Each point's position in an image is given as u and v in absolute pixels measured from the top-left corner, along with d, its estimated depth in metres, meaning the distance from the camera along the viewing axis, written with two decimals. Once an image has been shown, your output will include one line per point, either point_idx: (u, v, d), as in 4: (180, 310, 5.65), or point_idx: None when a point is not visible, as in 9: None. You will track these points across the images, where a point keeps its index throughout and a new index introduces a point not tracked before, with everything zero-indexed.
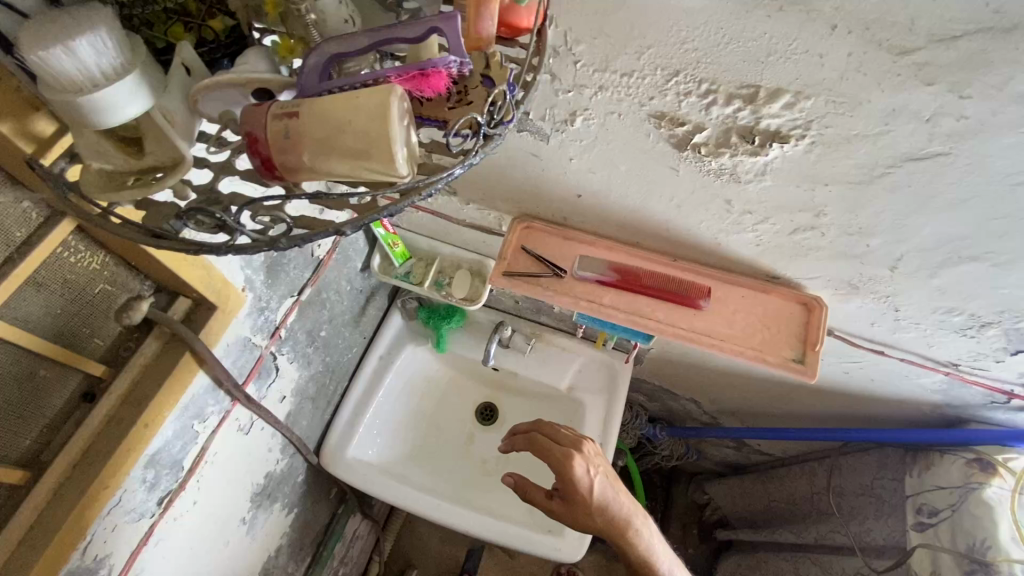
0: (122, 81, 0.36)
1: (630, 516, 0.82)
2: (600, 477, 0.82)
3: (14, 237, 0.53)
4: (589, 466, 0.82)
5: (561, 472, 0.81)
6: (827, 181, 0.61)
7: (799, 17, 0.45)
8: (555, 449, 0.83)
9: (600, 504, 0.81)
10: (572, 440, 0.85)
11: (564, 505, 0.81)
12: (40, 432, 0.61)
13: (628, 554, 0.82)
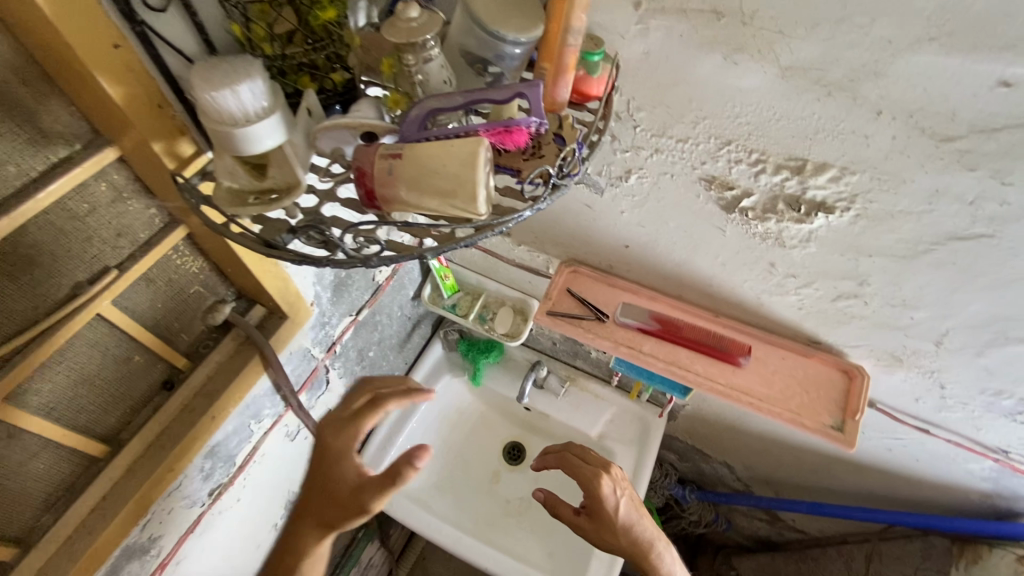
0: (269, 120, 0.44)
1: (654, 540, 0.81)
2: (627, 498, 0.82)
3: (139, 237, 0.62)
4: (617, 486, 0.82)
5: (590, 489, 0.81)
6: (871, 253, 0.63)
7: (846, 101, 0.50)
8: (585, 467, 0.84)
9: (626, 523, 0.80)
10: (601, 462, 0.86)
11: (592, 523, 0.80)
12: (123, 413, 0.68)
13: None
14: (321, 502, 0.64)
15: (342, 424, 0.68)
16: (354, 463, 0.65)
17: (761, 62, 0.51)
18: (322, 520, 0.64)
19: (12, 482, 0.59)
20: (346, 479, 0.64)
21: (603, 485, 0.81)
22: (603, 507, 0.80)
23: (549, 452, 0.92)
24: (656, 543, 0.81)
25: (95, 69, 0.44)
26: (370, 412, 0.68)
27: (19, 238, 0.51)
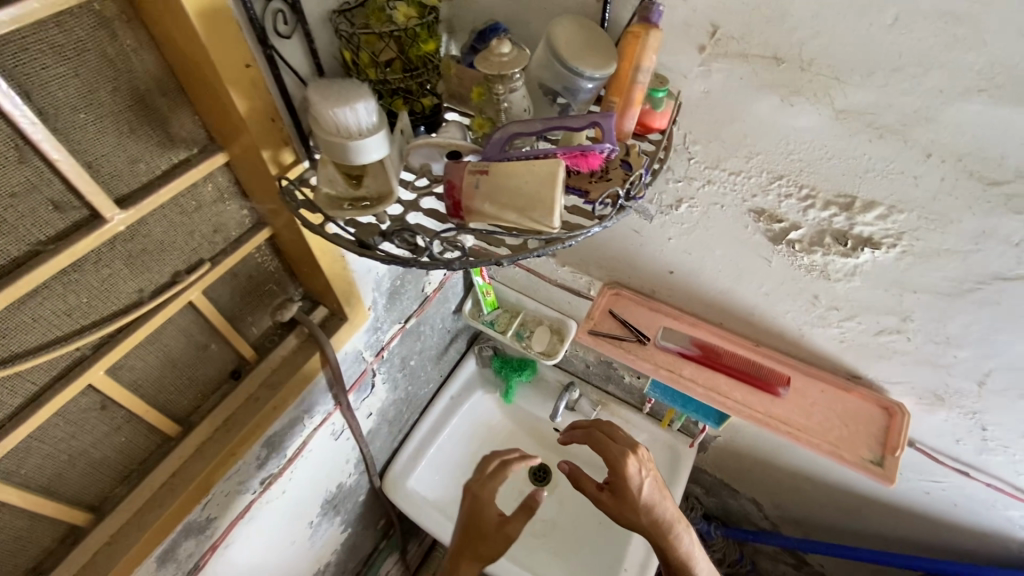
0: (377, 136, 0.50)
1: (673, 521, 0.81)
2: (652, 479, 0.80)
3: (231, 235, 0.68)
4: (644, 468, 0.80)
5: (616, 470, 0.79)
6: (916, 289, 0.66)
7: (897, 144, 0.54)
8: (613, 444, 0.82)
9: (651, 501, 0.79)
10: (629, 441, 0.83)
11: (615, 499, 0.80)
12: (194, 397, 0.73)
13: (670, 555, 0.82)
14: (471, 538, 0.76)
15: (483, 477, 0.79)
16: (493, 509, 0.77)
17: (816, 105, 0.55)
18: (472, 552, 0.76)
19: (97, 451, 0.64)
20: (490, 516, 0.76)
21: (631, 470, 0.78)
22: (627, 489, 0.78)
23: (577, 426, 0.91)
24: (677, 521, 0.81)
25: (229, 82, 0.51)
26: (507, 467, 0.79)
27: (138, 229, 0.57)
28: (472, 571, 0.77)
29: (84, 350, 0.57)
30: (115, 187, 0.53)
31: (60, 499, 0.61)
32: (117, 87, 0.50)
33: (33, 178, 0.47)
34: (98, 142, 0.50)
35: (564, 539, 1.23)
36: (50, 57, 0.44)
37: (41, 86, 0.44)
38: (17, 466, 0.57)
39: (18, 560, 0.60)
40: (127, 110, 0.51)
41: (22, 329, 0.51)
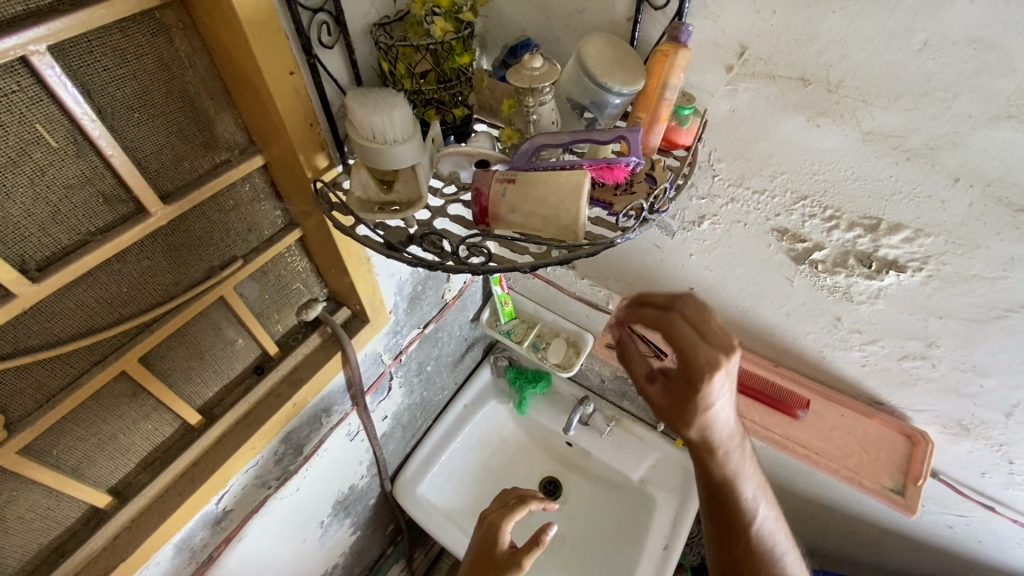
0: (410, 143, 0.53)
1: (729, 440, 0.60)
2: (733, 394, 0.55)
3: (263, 234, 0.70)
4: (732, 381, 0.52)
5: (691, 376, 0.51)
6: (942, 314, 0.65)
7: (924, 167, 0.54)
8: (702, 349, 0.51)
9: (721, 415, 0.54)
10: (728, 347, 0.51)
11: (674, 406, 0.54)
12: (218, 389, 0.75)
13: (722, 476, 0.64)
14: (481, 563, 0.75)
15: (506, 509, 0.79)
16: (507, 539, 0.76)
17: (843, 126, 0.56)
18: None
19: (124, 437, 0.65)
20: (504, 546, 0.75)
21: (716, 386, 0.50)
22: (698, 406, 0.52)
23: (651, 301, 0.56)
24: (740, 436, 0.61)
25: (273, 89, 0.53)
26: (526, 501, 0.79)
27: (178, 224, 0.59)
28: None
29: (120, 338, 0.59)
30: (160, 183, 0.55)
31: (86, 481, 0.63)
32: (169, 89, 0.52)
33: (87, 172, 0.49)
34: (148, 140, 0.53)
35: (572, 555, 1.22)
36: (111, 59, 0.47)
37: (101, 85, 0.47)
38: (50, 446, 0.58)
39: (42, 540, 0.62)
40: (176, 111, 0.54)
41: (66, 314, 0.54)
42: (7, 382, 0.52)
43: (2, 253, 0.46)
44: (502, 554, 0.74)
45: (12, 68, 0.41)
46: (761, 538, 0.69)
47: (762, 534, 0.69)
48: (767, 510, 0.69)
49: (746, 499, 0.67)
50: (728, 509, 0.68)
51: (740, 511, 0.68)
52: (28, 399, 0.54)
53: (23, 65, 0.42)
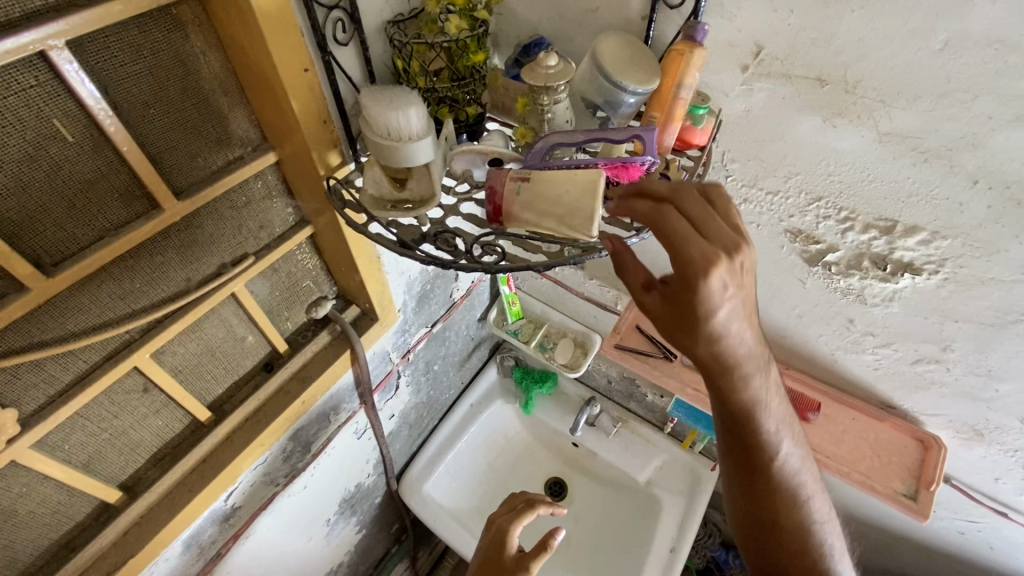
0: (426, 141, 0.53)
1: (749, 360, 0.46)
2: (747, 300, 0.42)
3: (275, 231, 0.70)
4: (740, 283, 0.41)
5: (685, 276, 0.40)
6: (957, 318, 0.64)
7: (942, 169, 0.54)
8: (697, 242, 0.40)
9: (733, 333, 0.43)
10: (734, 245, 0.40)
11: (670, 320, 0.44)
12: (228, 386, 0.75)
13: (746, 428, 0.53)
14: (489, 567, 0.74)
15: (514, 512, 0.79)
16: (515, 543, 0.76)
17: (859, 127, 0.55)
18: None
19: (135, 433, 0.65)
20: (511, 550, 0.74)
21: (715, 285, 0.39)
22: (694, 315, 0.42)
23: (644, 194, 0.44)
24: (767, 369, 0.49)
25: (288, 85, 0.53)
26: (534, 505, 0.78)
27: (191, 220, 0.59)
28: None
29: (132, 333, 0.60)
30: (174, 178, 0.55)
31: (97, 476, 0.63)
32: (185, 85, 0.52)
33: (103, 167, 0.49)
34: (163, 136, 0.53)
35: (578, 557, 1.21)
36: (128, 55, 0.47)
37: (117, 81, 0.47)
38: (62, 441, 0.59)
39: (53, 535, 0.62)
40: (191, 108, 0.54)
41: (80, 310, 0.54)
42: (21, 376, 0.52)
43: (19, 247, 0.47)
44: (509, 559, 0.74)
45: (32, 63, 0.42)
46: (785, 483, 0.58)
47: (787, 479, 0.58)
48: (795, 448, 0.58)
49: (772, 447, 0.55)
50: (748, 450, 0.56)
51: (760, 458, 0.56)
52: (41, 394, 0.54)
53: (43, 59, 0.42)
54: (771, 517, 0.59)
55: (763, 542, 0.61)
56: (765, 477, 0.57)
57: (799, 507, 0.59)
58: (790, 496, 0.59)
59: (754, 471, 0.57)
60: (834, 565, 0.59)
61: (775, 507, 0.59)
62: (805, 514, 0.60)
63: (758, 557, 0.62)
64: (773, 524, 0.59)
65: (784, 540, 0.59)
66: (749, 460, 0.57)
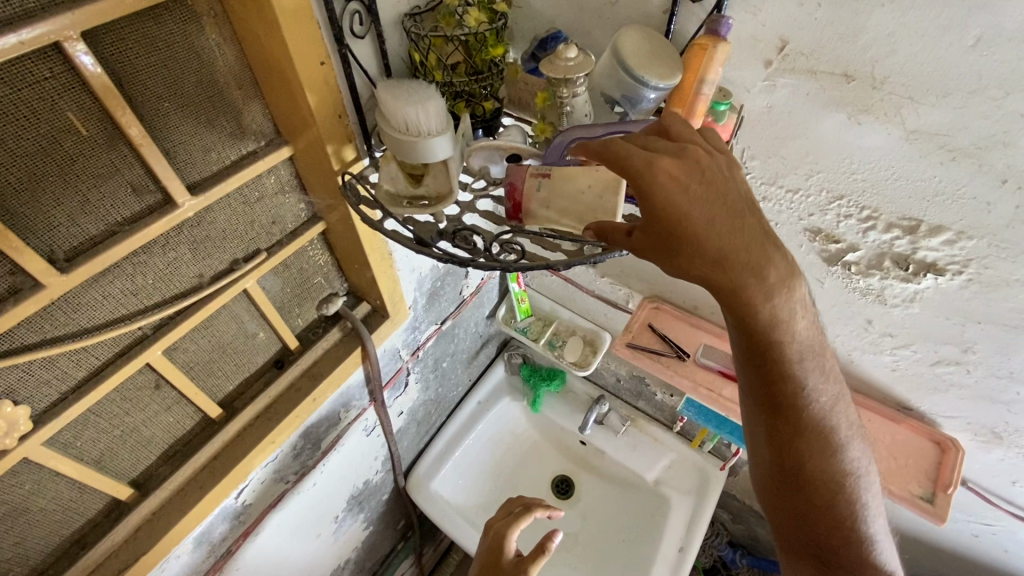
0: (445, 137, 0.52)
1: (758, 259, 0.43)
2: (717, 193, 0.42)
3: (288, 227, 0.69)
4: (695, 174, 0.42)
5: (641, 180, 0.41)
6: (980, 319, 0.63)
7: (970, 167, 0.52)
8: (633, 150, 0.42)
9: (720, 225, 0.42)
10: (675, 146, 0.43)
11: (657, 243, 0.43)
12: (240, 383, 0.74)
13: (771, 361, 0.50)
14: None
15: (512, 516, 0.78)
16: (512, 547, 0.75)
17: (886, 124, 0.54)
18: None
19: (146, 430, 0.65)
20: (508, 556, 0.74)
21: (665, 173, 0.41)
22: (671, 218, 0.41)
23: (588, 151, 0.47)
24: (791, 285, 0.45)
25: (304, 79, 0.52)
26: (530, 509, 0.77)
27: (204, 216, 0.59)
28: None
29: (144, 330, 0.59)
30: (188, 173, 0.55)
31: (108, 473, 0.63)
32: (199, 79, 0.52)
33: (117, 162, 0.49)
34: (177, 129, 0.52)
35: (585, 554, 1.21)
36: (143, 47, 0.46)
37: (132, 73, 0.46)
38: (73, 438, 0.58)
39: (65, 532, 0.62)
40: (205, 101, 0.53)
41: (92, 306, 0.53)
42: (34, 373, 0.51)
43: (31, 242, 0.46)
44: (508, 564, 0.73)
45: (45, 54, 0.41)
46: (816, 422, 0.54)
47: (818, 417, 0.53)
48: (825, 385, 0.53)
49: (800, 381, 0.51)
50: (774, 386, 0.51)
51: (788, 394, 0.52)
52: (53, 390, 0.54)
53: (56, 51, 0.41)
54: (802, 467, 0.55)
55: (788, 493, 0.58)
56: (796, 421, 0.53)
57: (831, 452, 0.55)
58: (824, 445, 0.55)
59: (783, 414, 0.53)
60: (863, 516, 0.56)
61: (806, 458, 0.55)
62: (840, 465, 0.55)
63: (783, 508, 0.59)
64: (805, 474, 0.56)
65: (811, 491, 0.56)
66: (776, 401, 0.53)
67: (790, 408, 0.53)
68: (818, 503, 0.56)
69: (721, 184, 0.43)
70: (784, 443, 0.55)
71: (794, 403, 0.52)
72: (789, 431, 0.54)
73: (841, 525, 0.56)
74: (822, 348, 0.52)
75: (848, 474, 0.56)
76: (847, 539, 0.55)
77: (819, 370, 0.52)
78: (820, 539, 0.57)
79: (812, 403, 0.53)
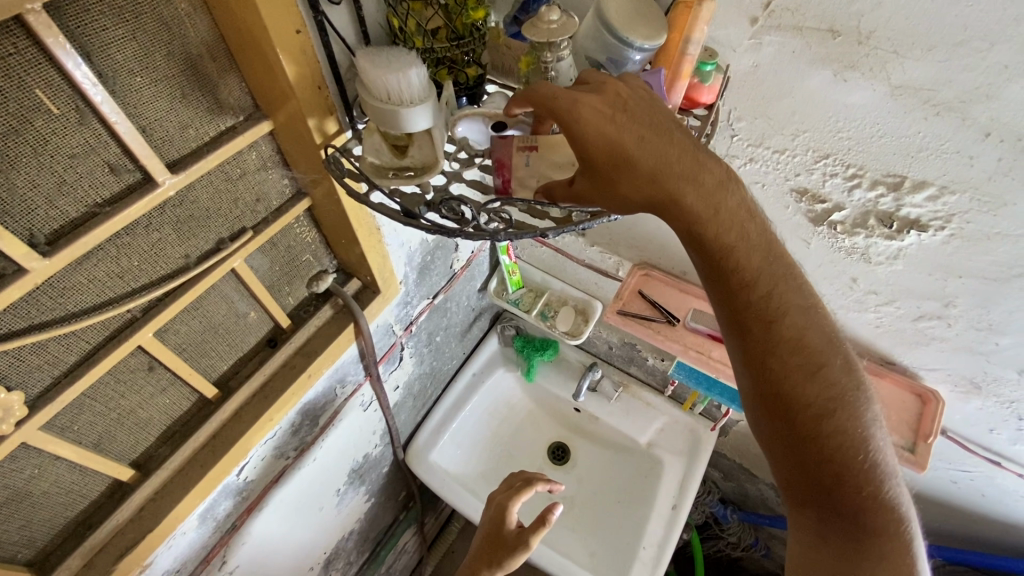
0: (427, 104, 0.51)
1: (691, 168, 0.46)
2: (643, 119, 0.46)
3: (272, 204, 0.69)
4: (618, 107, 0.46)
5: (573, 115, 0.45)
6: (962, 274, 0.64)
7: (954, 122, 0.52)
8: (557, 91, 0.47)
9: (650, 144, 0.46)
10: (597, 85, 0.48)
11: (595, 178, 0.47)
12: (234, 362, 0.75)
13: (728, 265, 0.49)
14: (491, 546, 0.76)
15: (513, 488, 0.80)
16: (513, 519, 0.78)
17: (871, 79, 0.54)
18: (490, 561, 0.74)
19: (144, 411, 0.65)
20: (511, 528, 0.76)
21: (593, 108, 0.45)
22: (606, 146, 0.45)
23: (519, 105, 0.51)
24: (728, 189, 0.47)
25: (280, 49, 0.51)
26: (531, 483, 0.79)
27: (186, 194, 0.58)
28: None
29: (134, 313, 0.59)
30: (166, 150, 0.53)
31: (108, 455, 0.63)
32: (172, 52, 0.50)
33: (92, 141, 0.47)
34: (150, 105, 0.50)
35: (580, 516, 1.25)
36: (110, 18, 0.44)
37: (100, 47, 0.45)
38: (71, 422, 0.58)
39: (70, 513, 0.63)
40: (180, 76, 0.51)
41: (78, 290, 0.53)
42: (24, 359, 0.51)
43: (10, 227, 0.45)
44: (510, 534, 0.76)
45: (7, 29, 0.39)
46: (795, 336, 0.50)
47: (797, 330, 0.50)
48: (795, 294, 0.50)
49: (761, 286, 0.49)
50: (738, 294, 0.50)
51: (753, 304, 0.49)
52: (46, 375, 0.54)
53: (18, 25, 0.39)
54: (790, 393, 0.49)
55: (778, 430, 0.51)
56: (769, 337, 0.49)
57: (819, 371, 0.49)
58: (806, 363, 0.50)
59: (755, 331, 0.50)
60: (867, 449, 0.49)
61: (790, 379, 0.49)
62: (832, 389, 0.50)
63: (776, 450, 0.52)
64: (794, 400, 0.49)
65: (800, 425, 0.50)
66: (743, 314, 0.49)
67: (758, 320, 0.49)
68: (806, 436, 0.49)
69: (645, 109, 0.47)
70: (763, 367, 0.50)
71: (763, 314, 0.49)
72: (765, 350, 0.50)
73: (841, 462, 0.49)
74: (779, 253, 0.50)
75: (842, 394, 0.50)
76: (842, 475, 0.49)
77: (779, 275, 0.50)
78: (816, 478, 0.50)
79: (784, 313, 0.49)
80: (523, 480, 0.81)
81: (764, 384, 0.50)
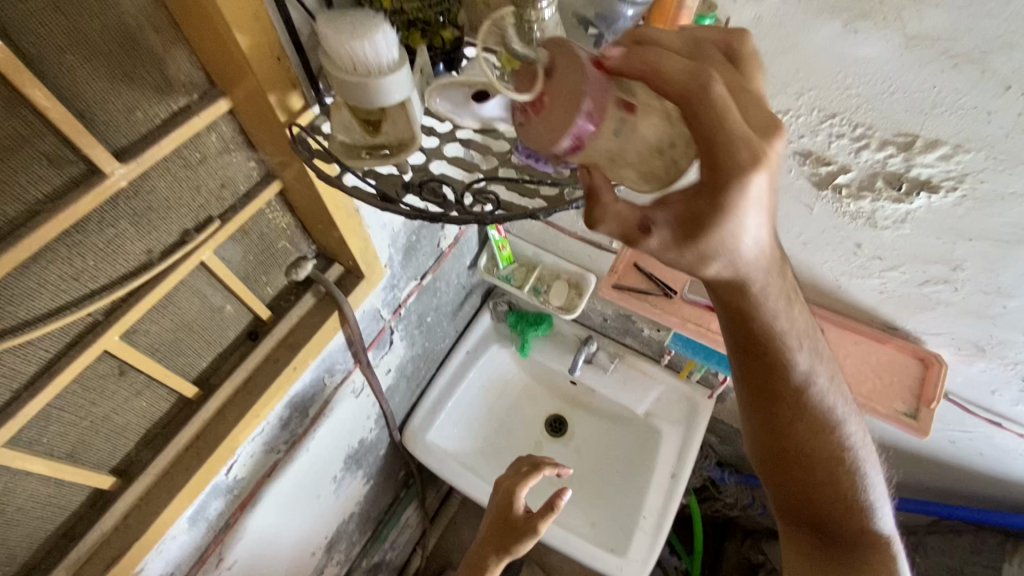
0: (398, 74, 0.46)
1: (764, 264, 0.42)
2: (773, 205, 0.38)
3: (240, 189, 0.63)
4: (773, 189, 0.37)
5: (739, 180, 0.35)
6: (972, 237, 0.62)
7: (973, 75, 0.48)
8: (741, 131, 0.34)
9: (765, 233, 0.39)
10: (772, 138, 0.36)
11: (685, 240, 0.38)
12: (212, 358, 0.71)
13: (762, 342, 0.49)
14: (501, 532, 0.75)
15: (520, 473, 0.79)
16: (521, 505, 0.77)
17: (884, 30, 0.49)
18: (498, 548, 0.74)
19: (119, 417, 0.62)
20: (519, 514, 0.75)
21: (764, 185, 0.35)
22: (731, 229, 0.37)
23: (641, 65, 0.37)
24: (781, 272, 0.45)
25: (230, 17, 0.45)
26: (539, 467, 0.77)
27: (140, 184, 0.53)
28: (499, 563, 0.74)
29: (95, 316, 0.54)
30: (111, 137, 0.48)
31: (84, 465, 0.60)
32: (104, 24, 0.44)
33: (23, 131, 0.42)
34: (85, 87, 0.45)
35: (582, 490, 1.24)
36: None
37: (17, 22, 0.39)
38: (38, 435, 0.55)
39: (50, 526, 0.60)
40: (118, 52, 0.46)
41: (28, 296, 0.48)
42: None
43: None
44: (518, 519, 0.75)
45: None
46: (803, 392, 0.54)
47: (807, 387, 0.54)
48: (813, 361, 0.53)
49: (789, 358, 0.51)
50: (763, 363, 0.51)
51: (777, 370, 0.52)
52: (3, 389, 0.50)
53: None
54: (789, 433, 0.57)
55: (773, 456, 0.60)
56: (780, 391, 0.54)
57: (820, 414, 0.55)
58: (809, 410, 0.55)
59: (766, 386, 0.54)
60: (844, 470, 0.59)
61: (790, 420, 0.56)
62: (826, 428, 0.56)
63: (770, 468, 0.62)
64: (790, 438, 0.57)
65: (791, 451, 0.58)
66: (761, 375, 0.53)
67: (791, 393, 0.54)
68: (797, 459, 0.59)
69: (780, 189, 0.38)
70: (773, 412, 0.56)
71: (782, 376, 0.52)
72: (791, 415, 0.56)
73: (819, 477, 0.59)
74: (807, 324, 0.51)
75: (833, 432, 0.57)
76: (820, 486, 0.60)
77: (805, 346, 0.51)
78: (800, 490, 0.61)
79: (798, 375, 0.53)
80: (531, 466, 0.79)
81: (781, 439, 0.58)
